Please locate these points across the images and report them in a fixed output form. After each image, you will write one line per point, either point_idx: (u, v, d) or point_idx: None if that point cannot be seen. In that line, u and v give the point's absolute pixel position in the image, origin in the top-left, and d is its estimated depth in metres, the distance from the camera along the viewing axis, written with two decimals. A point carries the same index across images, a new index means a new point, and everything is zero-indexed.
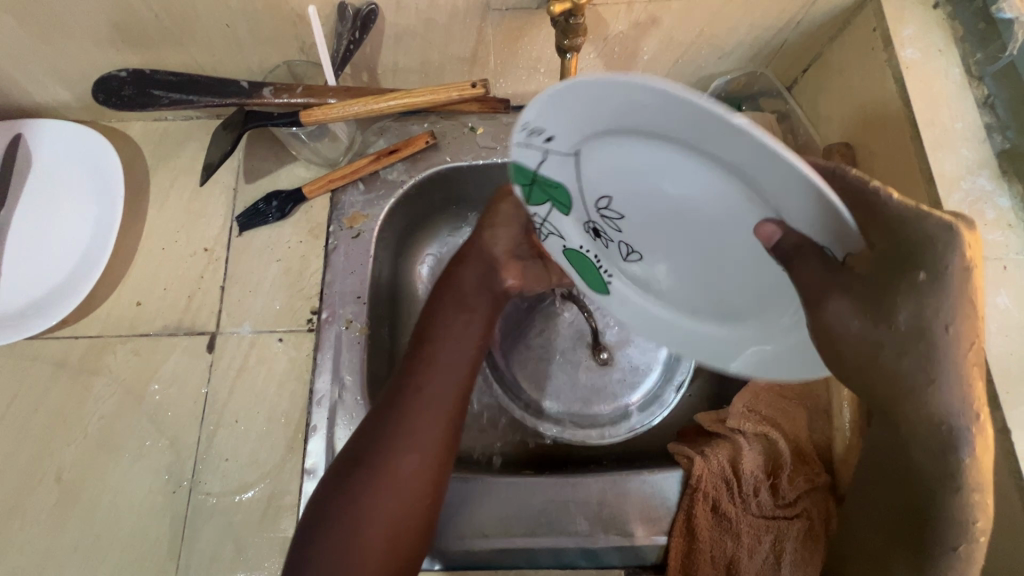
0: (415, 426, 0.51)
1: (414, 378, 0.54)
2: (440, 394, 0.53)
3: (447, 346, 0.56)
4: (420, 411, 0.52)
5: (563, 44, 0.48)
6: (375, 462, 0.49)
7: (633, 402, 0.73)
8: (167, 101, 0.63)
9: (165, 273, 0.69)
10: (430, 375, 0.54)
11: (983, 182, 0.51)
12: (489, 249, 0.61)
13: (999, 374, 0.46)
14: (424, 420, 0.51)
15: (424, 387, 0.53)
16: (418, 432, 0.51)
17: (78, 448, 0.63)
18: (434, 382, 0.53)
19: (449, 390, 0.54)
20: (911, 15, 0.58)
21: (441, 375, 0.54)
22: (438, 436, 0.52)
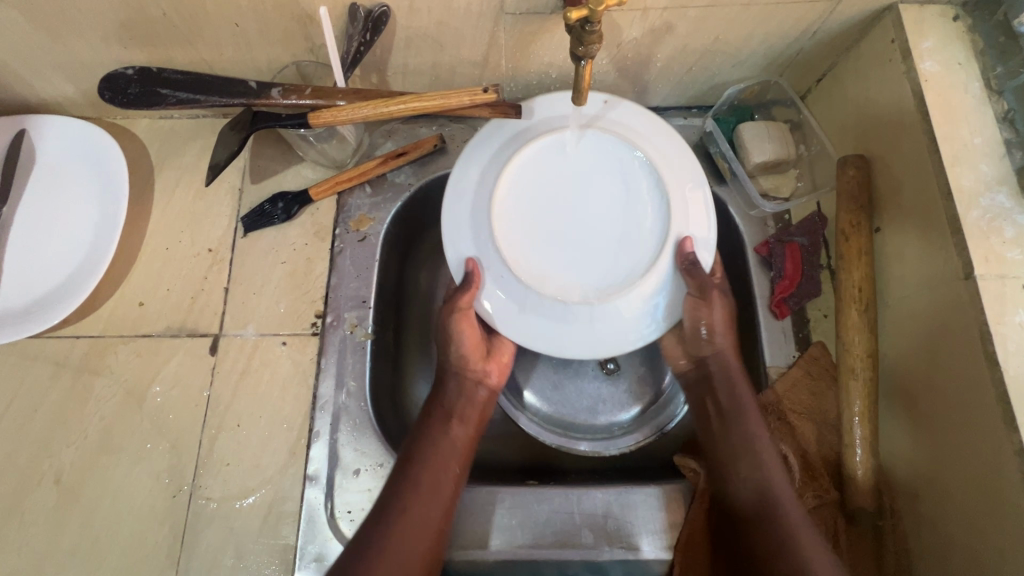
0: (402, 542, 0.50)
1: (399, 498, 0.53)
2: (428, 512, 0.53)
3: (433, 467, 0.55)
4: (401, 530, 0.51)
5: (577, 51, 0.47)
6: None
7: (645, 408, 0.72)
8: (172, 99, 0.61)
9: (169, 273, 0.68)
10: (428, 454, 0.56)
11: (1002, 200, 0.51)
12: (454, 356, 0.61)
13: (1016, 396, 0.45)
14: (412, 542, 0.51)
15: (409, 510, 0.52)
16: (417, 514, 0.52)
17: (77, 450, 0.62)
18: (421, 506, 0.53)
19: (433, 506, 0.53)
20: (930, 27, 0.57)
21: (428, 497, 0.53)
22: (422, 550, 0.51)
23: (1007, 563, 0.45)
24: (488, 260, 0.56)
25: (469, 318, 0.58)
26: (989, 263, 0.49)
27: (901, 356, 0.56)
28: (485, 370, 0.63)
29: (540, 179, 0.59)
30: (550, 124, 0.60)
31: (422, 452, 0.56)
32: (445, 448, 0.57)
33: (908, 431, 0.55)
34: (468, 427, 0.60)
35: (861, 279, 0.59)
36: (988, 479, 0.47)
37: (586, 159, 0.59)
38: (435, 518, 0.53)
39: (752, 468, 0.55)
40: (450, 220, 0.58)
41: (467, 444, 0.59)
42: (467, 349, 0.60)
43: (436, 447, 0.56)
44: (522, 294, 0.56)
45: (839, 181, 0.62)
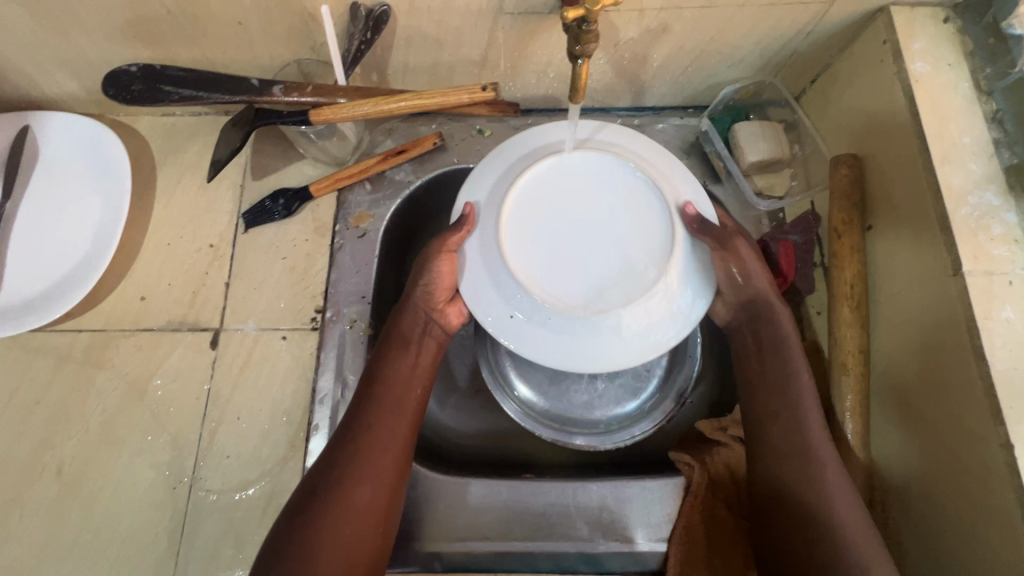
0: (370, 461, 0.52)
1: (362, 420, 0.54)
2: (391, 429, 0.54)
3: (394, 395, 0.56)
4: (370, 450, 0.52)
5: (574, 50, 0.48)
6: (327, 496, 0.50)
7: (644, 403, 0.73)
8: (177, 97, 0.63)
9: (171, 268, 0.69)
10: (389, 383, 0.57)
11: (990, 198, 0.52)
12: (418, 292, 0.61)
13: (1003, 389, 0.46)
14: (375, 471, 0.52)
15: (375, 428, 0.54)
16: (378, 445, 0.53)
17: (79, 442, 0.62)
18: (386, 424, 0.54)
19: (399, 426, 0.55)
20: (921, 29, 0.58)
21: (388, 423, 0.55)
22: (389, 469, 0.53)
23: (993, 553, 0.46)
24: (505, 289, 0.55)
25: (452, 260, 0.58)
26: (977, 260, 0.50)
27: (891, 351, 0.57)
28: (443, 310, 0.62)
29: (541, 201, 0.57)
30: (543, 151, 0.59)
31: (383, 372, 0.57)
32: (406, 371, 0.58)
33: (897, 426, 0.56)
34: (426, 353, 0.61)
35: (852, 276, 0.60)
36: (973, 469, 0.48)
37: (584, 175, 0.58)
38: (402, 435, 0.55)
39: (786, 409, 0.56)
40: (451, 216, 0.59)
41: (425, 367, 0.60)
42: (437, 287, 0.60)
43: (396, 370, 0.58)
44: (544, 315, 0.54)
45: (832, 180, 0.63)
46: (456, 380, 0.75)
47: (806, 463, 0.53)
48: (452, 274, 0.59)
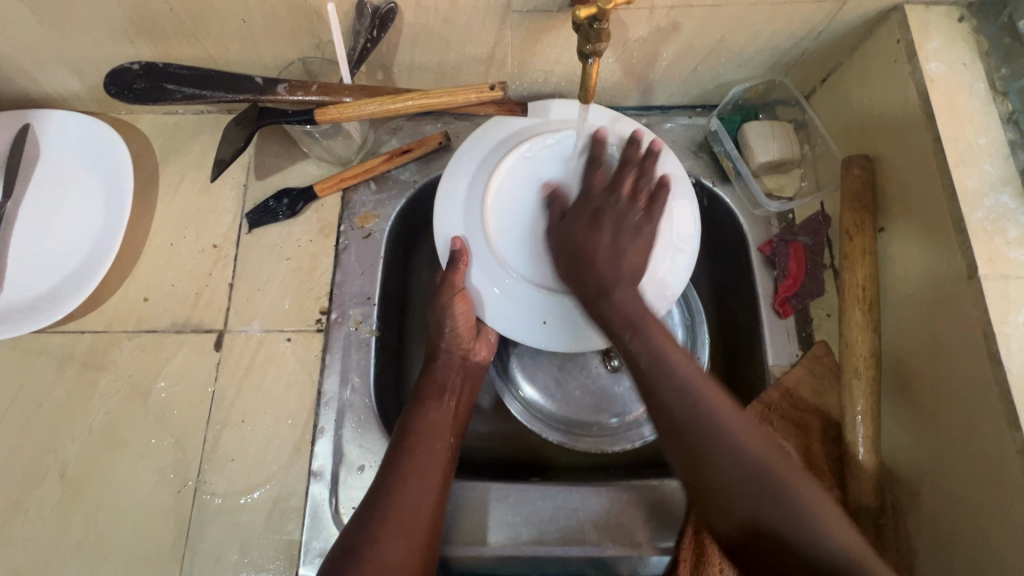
0: (403, 513, 0.51)
1: (397, 473, 0.53)
2: (425, 482, 0.53)
3: (427, 442, 0.56)
4: (404, 503, 0.51)
5: (584, 50, 0.47)
6: (360, 550, 0.48)
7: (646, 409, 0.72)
8: (180, 95, 0.61)
9: (174, 268, 0.68)
10: (423, 430, 0.56)
11: (1006, 200, 0.51)
12: (439, 329, 0.61)
13: (1020, 395, 0.45)
14: (411, 515, 0.51)
15: (408, 479, 0.53)
16: (411, 492, 0.52)
17: (82, 444, 0.62)
18: (419, 475, 0.53)
19: (431, 476, 0.54)
20: (936, 27, 0.57)
21: (422, 471, 0.54)
22: (422, 521, 0.51)
23: (1010, 561, 0.45)
24: (516, 296, 0.58)
25: (465, 298, 0.58)
26: (992, 263, 0.49)
27: (904, 356, 0.57)
28: (472, 346, 0.63)
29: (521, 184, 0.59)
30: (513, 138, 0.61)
31: (416, 424, 0.57)
32: (438, 421, 0.58)
33: (910, 431, 0.56)
34: (460, 399, 0.61)
35: (864, 278, 0.60)
36: (992, 477, 0.47)
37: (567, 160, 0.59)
38: (434, 487, 0.54)
39: (656, 379, 0.50)
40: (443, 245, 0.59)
41: (458, 415, 0.60)
42: (459, 327, 0.60)
43: (429, 420, 0.57)
44: (540, 301, 0.57)
45: (843, 181, 0.62)
46: (480, 407, 0.73)
47: (710, 412, 0.48)
48: (470, 313, 0.60)
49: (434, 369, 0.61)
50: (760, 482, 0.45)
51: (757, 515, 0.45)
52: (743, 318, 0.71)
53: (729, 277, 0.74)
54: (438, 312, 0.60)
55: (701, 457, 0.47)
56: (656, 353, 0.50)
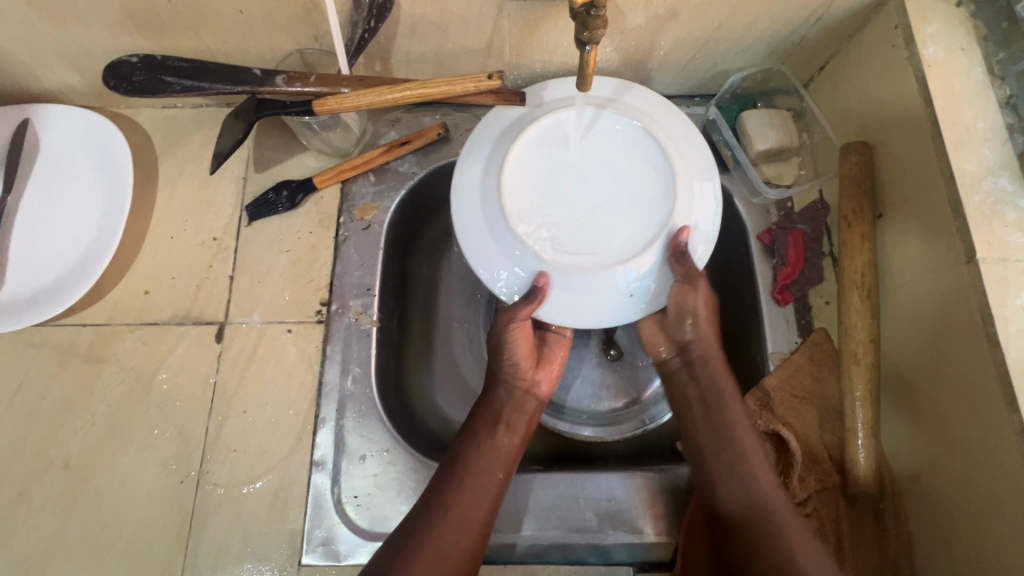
0: (441, 544, 0.51)
1: (441, 501, 0.54)
2: (470, 516, 0.53)
3: (480, 469, 0.56)
4: (447, 534, 0.52)
5: (582, 36, 0.47)
6: None
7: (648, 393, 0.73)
8: (178, 88, 0.61)
9: (174, 261, 0.69)
10: (479, 459, 0.57)
11: (1004, 184, 0.51)
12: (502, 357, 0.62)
13: (1018, 377, 0.46)
14: (452, 545, 0.52)
15: (453, 510, 0.53)
16: (458, 523, 0.53)
17: (85, 436, 0.62)
18: (464, 509, 0.54)
19: (475, 513, 0.54)
20: (934, 13, 0.57)
21: (470, 500, 0.54)
22: (460, 554, 0.52)
23: (1011, 545, 0.45)
24: (591, 284, 0.55)
25: (525, 326, 0.60)
26: (990, 247, 0.49)
27: (904, 342, 0.57)
28: (536, 378, 0.63)
29: (528, 178, 0.58)
30: (502, 135, 0.60)
31: (471, 454, 0.57)
32: (491, 455, 0.57)
33: (911, 419, 0.56)
34: (516, 434, 0.60)
35: (863, 264, 0.60)
36: (992, 459, 0.47)
37: (559, 135, 0.59)
38: (477, 524, 0.54)
39: (722, 428, 0.58)
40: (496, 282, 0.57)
41: (513, 449, 0.59)
42: (517, 357, 0.61)
43: (481, 453, 0.57)
44: (617, 279, 0.55)
45: (841, 168, 0.63)
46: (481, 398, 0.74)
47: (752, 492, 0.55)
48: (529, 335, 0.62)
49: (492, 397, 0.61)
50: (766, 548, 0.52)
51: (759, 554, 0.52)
52: (742, 306, 0.71)
53: (729, 266, 0.74)
54: (496, 344, 0.62)
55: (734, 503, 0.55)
56: (726, 419, 0.58)
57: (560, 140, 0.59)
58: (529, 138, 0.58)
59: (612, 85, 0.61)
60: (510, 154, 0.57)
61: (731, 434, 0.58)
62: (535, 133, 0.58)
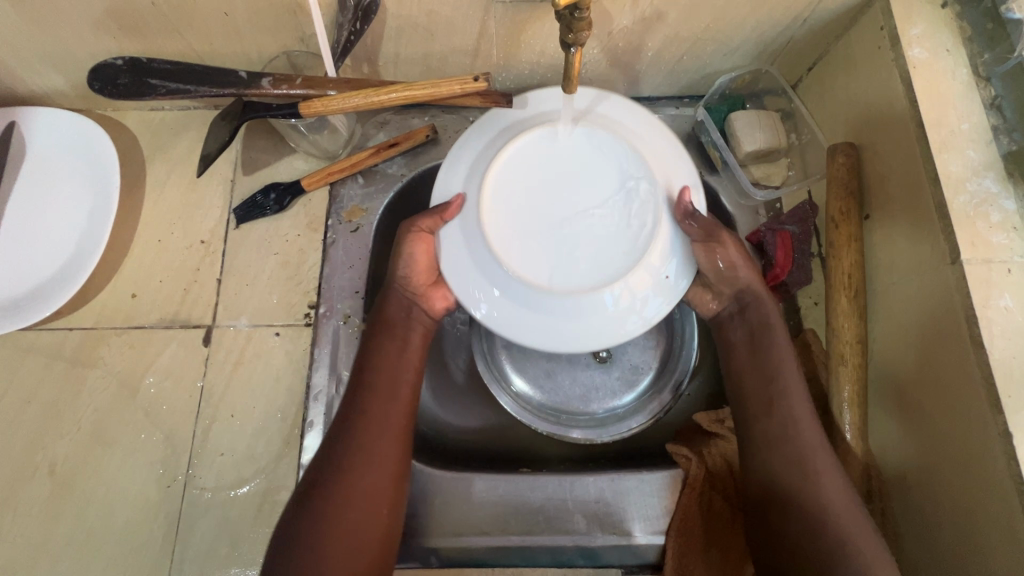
0: (367, 444, 0.53)
1: (356, 408, 0.55)
2: (384, 422, 0.55)
3: (387, 377, 0.57)
4: (366, 432, 0.53)
5: (567, 39, 0.46)
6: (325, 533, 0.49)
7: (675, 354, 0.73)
8: (163, 91, 0.61)
9: (162, 265, 0.68)
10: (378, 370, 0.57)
11: (988, 185, 0.51)
12: (397, 276, 0.61)
13: (1002, 377, 0.46)
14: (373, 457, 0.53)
15: (367, 411, 0.55)
16: (377, 436, 0.54)
17: (71, 441, 0.62)
18: (380, 408, 0.55)
19: (394, 413, 0.56)
20: (920, 13, 0.57)
21: (382, 408, 0.55)
22: (388, 463, 0.53)
23: (995, 545, 0.46)
24: (631, 286, 0.53)
25: (427, 241, 0.59)
26: (975, 248, 0.49)
27: (890, 341, 0.57)
28: (428, 295, 0.63)
29: (507, 205, 0.56)
30: (476, 164, 0.58)
31: (373, 362, 0.57)
32: (394, 360, 0.58)
33: (898, 418, 0.56)
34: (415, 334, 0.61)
35: (850, 265, 0.60)
36: (976, 460, 0.47)
37: (519, 171, 0.57)
38: (398, 430, 0.55)
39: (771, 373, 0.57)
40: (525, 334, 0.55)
41: (416, 352, 0.60)
42: (415, 271, 0.61)
43: (384, 356, 0.58)
44: (648, 274, 0.54)
45: (829, 168, 0.63)
46: (471, 400, 0.73)
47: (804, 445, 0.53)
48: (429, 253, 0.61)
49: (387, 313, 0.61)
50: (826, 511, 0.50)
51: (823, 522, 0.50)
52: None
53: None
54: (394, 254, 0.61)
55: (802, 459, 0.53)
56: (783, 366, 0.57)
57: (522, 176, 0.56)
58: (504, 163, 0.56)
59: (589, 96, 0.60)
60: (480, 199, 0.55)
61: (780, 384, 0.57)
62: (494, 180, 0.56)
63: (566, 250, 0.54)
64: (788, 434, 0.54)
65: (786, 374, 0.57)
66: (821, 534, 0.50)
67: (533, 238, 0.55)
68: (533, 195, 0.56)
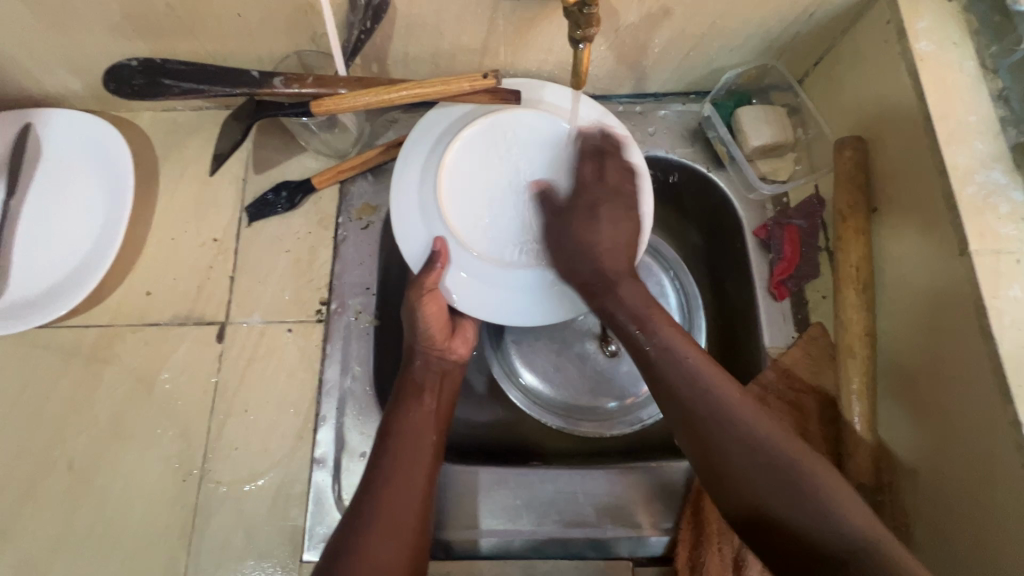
0: (394, 513, 0.52)
1: (381, 477, 0.54)
2: (411, 482, 0.54)
3: (411, 438, 0.56)
4: (391, 505, 0.52)
5: (575, 35, 0.47)
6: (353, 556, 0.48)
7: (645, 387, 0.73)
8: (177, 91, 0.62)
9: (175, 263, 0.69)
10: (403, 426, 0.57)
11: (997, 176, 0.51)
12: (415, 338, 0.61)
13: (1011, 367, 0.46)
14: (400, 509, 0.52)
15: (393, 480, 0.53)
16: (401, 490, 0.53)
17: (88, 436, 0.63)
18: (403, 478, 0.54)
19: (417, 477, 0.54)
20: (926, 7, 0.57)
21: (408, 468, 0.54)
22: (412, 519, 0.52)
23: (1008, 538, 0.46)
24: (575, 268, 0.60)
25: (436, 298, 0.59)
26: (984, 239, 0.49)
27: (899, 335, 0.57)
28: (450, 345, 0.63)
29: (468, 174, 0.61)
30: (449, 130, 0.62)
31: (396, 425, 0.57)
32: (420, 419, 0.58)
33: (908, 411, 0.56)
34: (441, 399, 0.61)
35: (858, 259, 0.60)
36: (988, 452, 0.47)
37: (473, 157, 0.61)
38: (421, 487, 0.54)
39: (666, 362, 0.53)
40: (482, 309, 0.60)
41: (439, 416, 0.59)
42: (432, 329, 0.60)
43: (410, 422, 0.57)
44: None
45: (836, 163, 0.63)
46: (481, 396, 0.73)
47: (724, 404, 0.51)
48: (442, 312, 0.60)
49: (412, 375, 0.61)
50: (780, 474, 0.48)
51: (778, 496, 0.47)
52: (741, 301, 0.72)
53: (727, 261, 0.74)
54: (409, 317, 0.60)
55: (711, 434, 0.51)
56: (672, 342, 0.54)
57: (474, 161, 0.61)
58: (476, 132, 0.61)
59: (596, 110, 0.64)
60: (438, 181, 0.59)
61: (677, 358, 0.53)
62: (450, 164, 0.60)
63: (517, 234, 0.61)
64: (708, 404, 0.51)
65: (684, 346, 0.54)
66: (790, 500, 0.47)
67: (479, 212, 0.61)
68: (484, 181, 0.61)
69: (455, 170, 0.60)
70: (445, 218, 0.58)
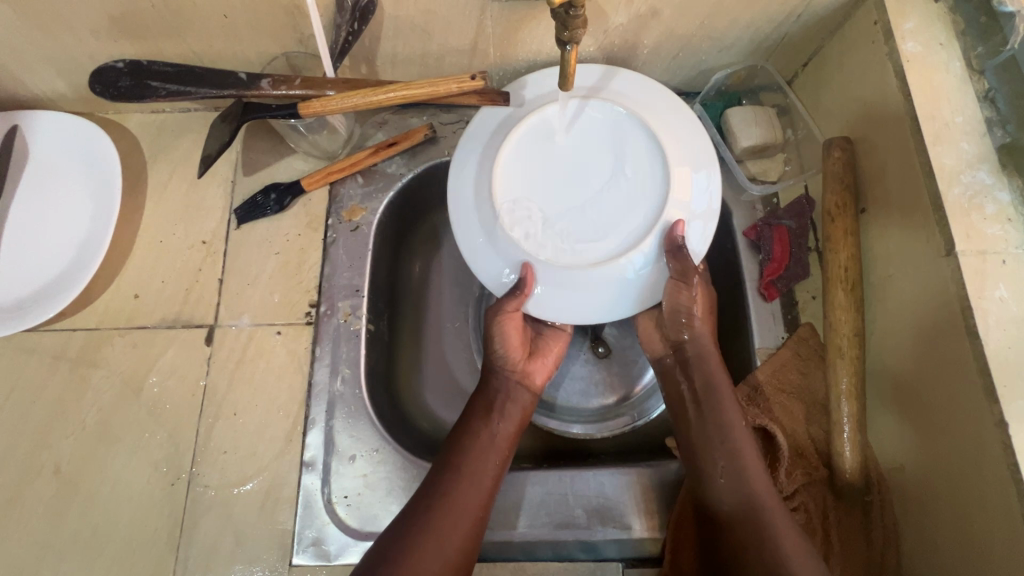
0: (447, 528, 0.52)
1: (437, 490, 0.54)
2: (466, 501, 0.54)
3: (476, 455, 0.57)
4: (441, 517, 0.52)
5: (562, 36, 0.47)
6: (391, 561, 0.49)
7: (633, 394, 0.73)
8: (163, 92, 0.61)
9: (163, 265, 0.69)
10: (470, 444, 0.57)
11: (983, 176, 0.51)
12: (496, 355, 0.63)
13: (998, 367, 0.46)
14: (453, 524, 0.52)
15: (448, 494, 0.54)
16: (458, 505, 0.53)
17: (75, 441, 0.62)
18: (462, 491, 0.54)
19: (474, 494, 0.54)
20: (913, 8, 0.57)
21: (468, 485, 0.55)
22: (464, 534, 0.52)
23: (993, 541, 0.46)
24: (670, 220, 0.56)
25: (515, 318, 0.60)
26: (970, 239, 0.50)
27: (887, 336, 0.57)
28: (529, 370, 0.64)
29: (521, 180, 0.58)
30: (484, 154, 0.59)
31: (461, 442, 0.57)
32: (485, 441, 0.58)
33: (897, 413, 0.56)
34: (509, 422, 0.60)
35: (847, 259, 0.60)
36: (978, 455, 0.47)
37: (522, 174, 0.58)
38: (476, 505, 0.54)
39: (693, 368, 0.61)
40: (596, 309, 0.57)
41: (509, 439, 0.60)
42: (511, 349, 0.62)
43: (479, 442, 0.58)
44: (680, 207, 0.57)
45: (825, 164, 0.63)
46: None
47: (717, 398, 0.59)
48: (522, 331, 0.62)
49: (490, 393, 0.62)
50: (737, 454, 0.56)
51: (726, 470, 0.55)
52: (731, 302, 0.71)
53: (716, 261, 0.74)
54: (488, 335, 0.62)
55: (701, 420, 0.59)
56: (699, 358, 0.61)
57: (523, 176, 0.58)
58: (515, 143, 0.58)
59: (599, 75, 0.61)
60: (500, 211, 0.56)
61: (700, 360, 0.61)
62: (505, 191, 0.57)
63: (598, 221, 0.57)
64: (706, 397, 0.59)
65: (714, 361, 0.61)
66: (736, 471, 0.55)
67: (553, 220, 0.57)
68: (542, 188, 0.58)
69: (509, 181, 0.58)
70: (524, 246, 0.55)
